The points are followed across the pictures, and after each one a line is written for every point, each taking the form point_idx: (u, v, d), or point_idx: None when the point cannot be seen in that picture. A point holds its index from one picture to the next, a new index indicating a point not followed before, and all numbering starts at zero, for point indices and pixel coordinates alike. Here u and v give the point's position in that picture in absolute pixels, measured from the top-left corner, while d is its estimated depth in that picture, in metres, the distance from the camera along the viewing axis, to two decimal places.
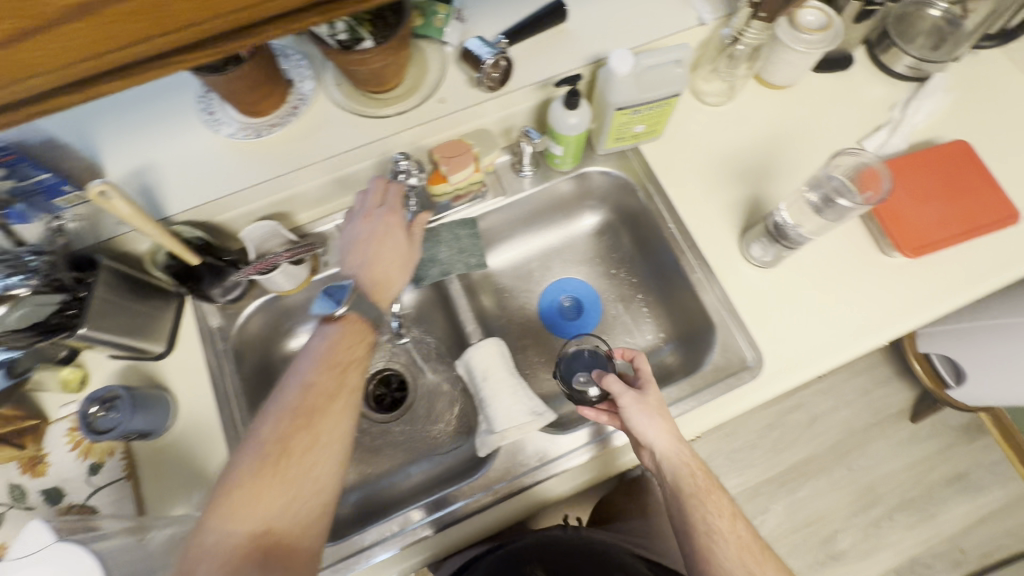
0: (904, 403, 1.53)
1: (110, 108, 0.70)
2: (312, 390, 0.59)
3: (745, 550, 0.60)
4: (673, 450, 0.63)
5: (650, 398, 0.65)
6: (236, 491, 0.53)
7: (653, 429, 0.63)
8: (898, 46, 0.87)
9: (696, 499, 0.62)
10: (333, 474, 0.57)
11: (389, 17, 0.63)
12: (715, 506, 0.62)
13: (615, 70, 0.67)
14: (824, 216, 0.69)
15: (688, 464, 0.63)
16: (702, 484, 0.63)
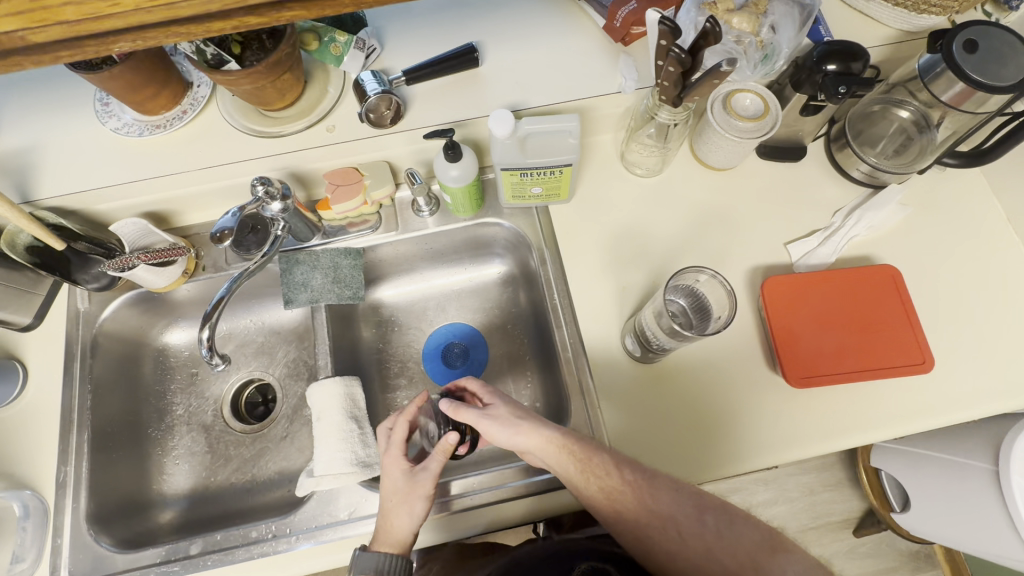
0: (849, 513, 1.42)
1: (17, 87, 0.72)
2: None
3: (632, 487, 0.60)
4: (537, 443, 0.64)
5: (500, 409, 0.67)
6: None
7: (519, 433, 0.64)
8: (853, 149, 0.78)
9: (581, 477, 0.61)
10: None
11: (265, 41, 0.62)
12: (600, 469, 0.61)
13: (494, 131, 0.63)
14: (674, 339, 0.65)
15: (557, 448, 0.62)
16: (583, 464, 0.61)
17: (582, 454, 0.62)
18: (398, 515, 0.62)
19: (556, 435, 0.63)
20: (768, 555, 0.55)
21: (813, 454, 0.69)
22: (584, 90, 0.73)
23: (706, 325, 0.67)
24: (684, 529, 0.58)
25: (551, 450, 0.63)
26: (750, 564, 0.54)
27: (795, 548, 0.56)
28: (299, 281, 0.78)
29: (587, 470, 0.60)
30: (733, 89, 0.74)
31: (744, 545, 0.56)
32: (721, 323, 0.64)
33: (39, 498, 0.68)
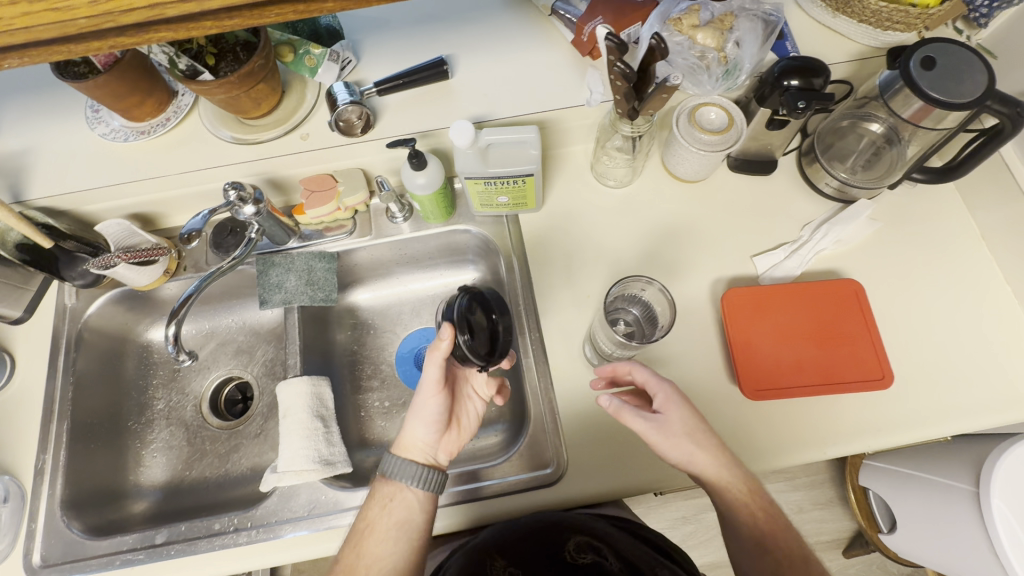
0: (839, 533, 1.39)
1: (18, 95, 0.77)
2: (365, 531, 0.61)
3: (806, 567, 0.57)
4: (723, 480, 0.58)
5: (676, 424, 0.59)
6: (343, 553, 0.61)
7: (695, 461, 0.58)
8: (822, 164, 0.79)
9: (751, 531, 0.58)
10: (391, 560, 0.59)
11: (240, 53, 0.65)
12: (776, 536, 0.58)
13: (455, 141, 0.65)
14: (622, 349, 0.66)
15: (750, 504, 0.58)
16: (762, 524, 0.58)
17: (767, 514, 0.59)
18: (414, 423, 0.66)
19: (750, 483, 0.59)
20: None
21: (771, 468, 0.69)
22: (552, 102, 0.75)
23: (655, 334, 0.69)
24: None
25: (738, 492, 0.58)
26: None
27: None
28: (274, 282, 0.80)
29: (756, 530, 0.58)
30: (698, 104, 0.75)
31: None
32: (663, 329, 0.66)
33: (17, 483, 0.72)
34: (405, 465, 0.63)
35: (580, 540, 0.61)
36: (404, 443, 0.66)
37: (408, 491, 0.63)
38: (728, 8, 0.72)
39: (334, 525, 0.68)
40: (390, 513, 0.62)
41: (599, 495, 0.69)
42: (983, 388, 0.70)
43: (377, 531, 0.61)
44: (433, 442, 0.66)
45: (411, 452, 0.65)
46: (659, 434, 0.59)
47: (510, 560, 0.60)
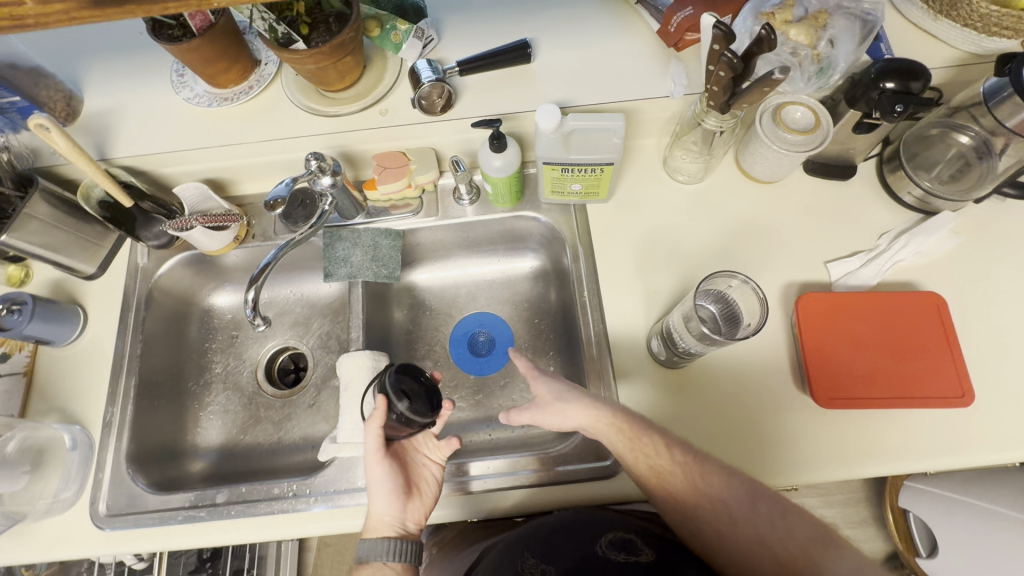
0: (872, 554, 1.36)
1: (107, 56, 0.79)
2: None
3: (685, 468, 0.60)
4: (586, 421, 0.63)
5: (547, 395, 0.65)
6: None
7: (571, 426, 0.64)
8: (906, 172, 0.76)
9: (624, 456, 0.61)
10: None
11: (332, 25, 0.66)
12: (646, 452, 0.61)
13: (540, 124, 0.64)
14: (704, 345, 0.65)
15: (612, 435, 0.62)
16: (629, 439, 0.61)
17: (630, 434, 0.61)
18: (375, 498, 0.64)
19: (605, 413, 0.63)
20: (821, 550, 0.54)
21: (835, 479, 0.67)
22: (634, 92, 0.74)
23: (736, 334, 0.67)
24: (737, 520, 0.58)
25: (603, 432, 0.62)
26: (801, 556, 0.54)
27: (847, 545, 0.55)
28: (340, 256, 0.81)
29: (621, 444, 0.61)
30: (783, 102, 0.73)
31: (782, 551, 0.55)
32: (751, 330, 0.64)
33: (86, 434, 0.74)
34: (368, 545, 0.61)
35: (615, 536, 0.61)
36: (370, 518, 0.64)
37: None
38: (824, 6, 0.71)
39: None
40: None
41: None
42: None
43: None
44: (394, 514, 0.63)
45: (374, 527, 0.63)
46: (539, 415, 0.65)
47: (541, 557, 0.61)
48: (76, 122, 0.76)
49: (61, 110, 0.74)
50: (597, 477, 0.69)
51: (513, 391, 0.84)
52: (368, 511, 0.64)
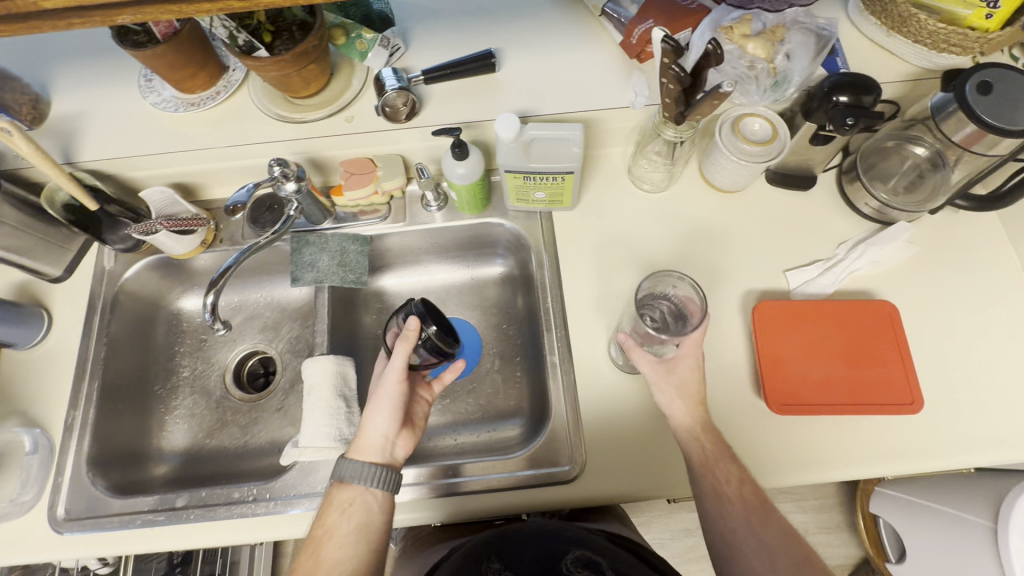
0: (844, 558, 1.36)
1: (75, 60, 0.80)
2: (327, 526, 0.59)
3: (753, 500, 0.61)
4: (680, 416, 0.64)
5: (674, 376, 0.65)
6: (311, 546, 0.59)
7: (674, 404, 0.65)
8: (862, 183, 0.78)
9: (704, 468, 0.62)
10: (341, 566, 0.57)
11: (296, 33, 0.67)
12: (724, 473, 0.61)
13: (499, 132, 0.65)
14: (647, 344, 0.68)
15: (699, 437, 0.63)
16: (699, 439, 0.63)
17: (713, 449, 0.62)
18: (371, 416, 0.65)
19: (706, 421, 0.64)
20: None
21: (788, 484, 0.68)
22: (596, 102, 0.75)
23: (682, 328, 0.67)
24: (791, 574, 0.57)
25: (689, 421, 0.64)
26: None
27: None
28: (307, 260, 0.81)
29: (687, 438, 0.64)
30: (743, 113, 0.75)
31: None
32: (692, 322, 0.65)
33: (47, 436, 0.73)
34: (354, 462, 0.61)
35: (580, 555, 0.63)
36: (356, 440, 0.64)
37: (372, 504, 0.61)
38: (781, 21, 0.71)
39: None
40: (352, 529, 0.59)
41: (629, 495, 0.69)
42: (1015, 422, 0.68)
43: (336, 534, 0.58)
44: (388, 435, 0.64)
45: (360, 445, 0.63)
46: (660, 374, 0.65)
47: (505, 563, 0.63)
48: (42, 125, 0.76)
49: (27, 113, 0.75)
50: (556, 482, 0.70)
51: (479, 396, 0.85)
52: (362, 428, 0.65)
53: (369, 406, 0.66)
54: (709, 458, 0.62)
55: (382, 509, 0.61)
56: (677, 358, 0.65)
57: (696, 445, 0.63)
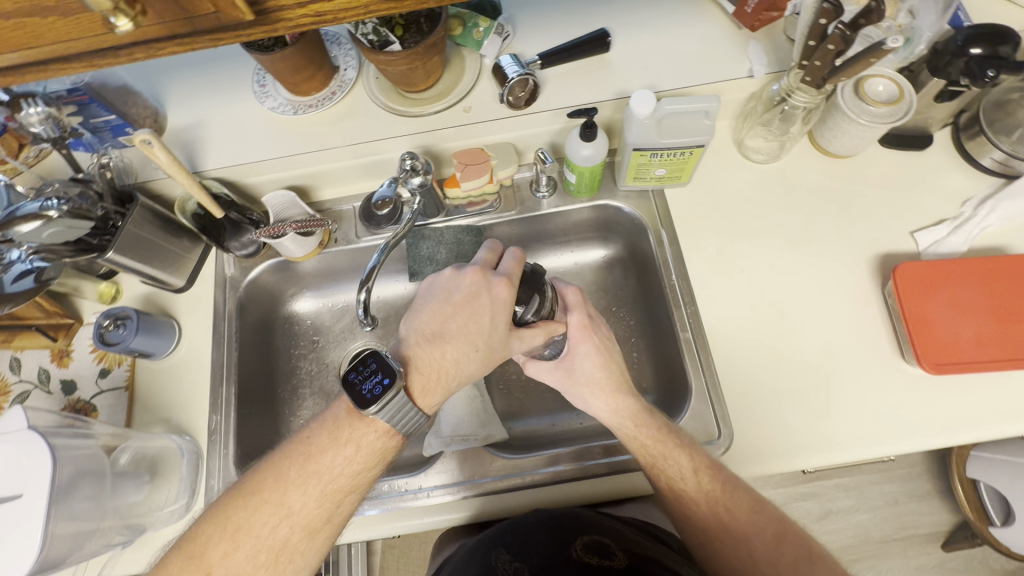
0: (939, 526, 1.31)
1: (188, 71, 0.81)
2: (309, 451, 0.55)
3: (710, 491, 0.61)
4: (615, 417, 0.67)
5: (580, 373, 0.69)
6: (284, 476, 0.54)
7: (592, 401, 0.69)
8: (987, 136, 0.75)
9: (652, 467, 0.64)
10: (323, 494, 0.54)
11: (423, 25, 0.67)
12: (673, 467, 0.62)
13: (635, 110, 0.66)
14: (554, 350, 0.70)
15: (635, 433, 0.66)
16: (638, 442, 0.65)
17: (654, 444, 0.64)
18: (449, 365, 0.60)
19: (637, 410, 0.67)
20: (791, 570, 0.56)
21: (940, 445, 0.67)
22: (713, 73, 0.74)
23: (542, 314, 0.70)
24: (757, 552, 0.58)
25: (627, 427, 0.66)
26: None
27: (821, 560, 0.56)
28: (425, 255, 0.84)
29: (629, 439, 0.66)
30: (866, 75, 0.73)
31: (779, 570, 0.56)
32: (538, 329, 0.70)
33: (195, 443, 0.75)
34: (418, 412, 0.57)
35: (588, 540, 0.62)
36: (440, 385, 0.59)
37: (391, 439, 0.57)
38: None
39: (508, 485, 0.71)
40: (354, 461, 0.56)
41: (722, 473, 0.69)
42: None
43: (325, 464, 0.55)
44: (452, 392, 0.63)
45: (436, 393, 0.59)
46: (564, 375, 0.70)
47: (515, 553, 0.63)
48: (163, 136, 0.77)
49: (150, 126, 0.76)
50: None
51: None
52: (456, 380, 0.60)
53: (454, 352, 0.60)
54: (656, 459, 0.63)
55: (398, 446, 0.58)
56: (570, 349, 0.69)
57: (637, 449, 0.65)
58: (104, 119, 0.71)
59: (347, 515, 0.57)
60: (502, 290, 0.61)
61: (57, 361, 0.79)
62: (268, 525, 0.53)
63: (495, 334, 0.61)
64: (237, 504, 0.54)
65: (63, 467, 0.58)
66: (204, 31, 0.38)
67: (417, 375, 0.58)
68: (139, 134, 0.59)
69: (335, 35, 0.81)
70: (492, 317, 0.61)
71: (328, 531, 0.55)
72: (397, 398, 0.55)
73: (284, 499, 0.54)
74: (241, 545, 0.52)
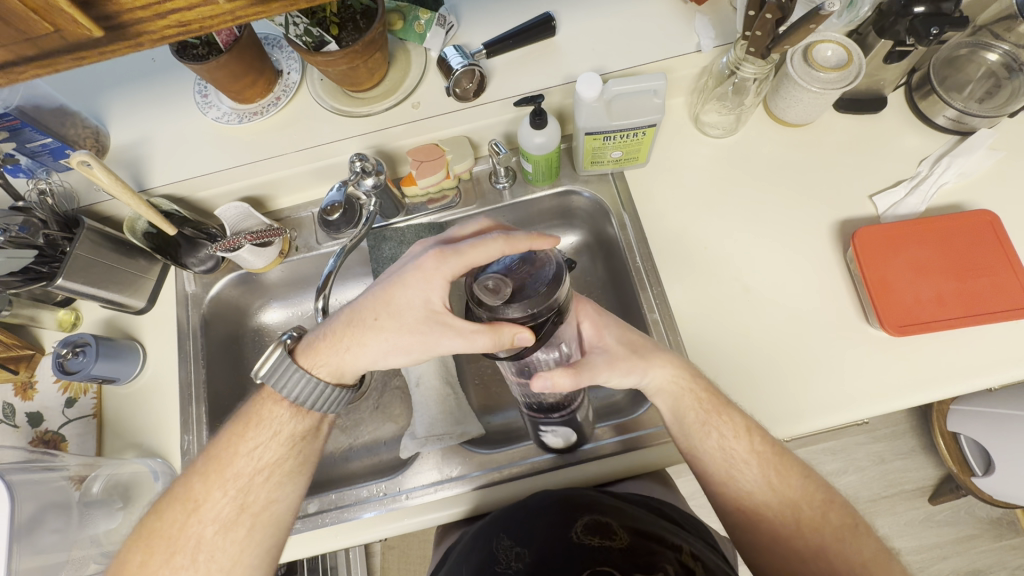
0: (924, 481, 1.34)
1: (126, 86, 0.78)
2: (218, 442, 0.56)
3: (762, 456, 0.59)
4: (663, 376, 0.61)
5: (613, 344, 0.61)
6: (192, 476, 0.55)
7: (645, 367, 0.61)
8: (939, 94, 0.75)
9: (701, 427, 0.61)
10: (230, 488, 0.54)
11: (360, 22, 0.66)
12: (726, 426, 0.60)
13: (582, 94, 0.65)
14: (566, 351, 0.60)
15: (693, 390, 0.61)
16: (692, 394, 0.61)
17: (711, 405, 0.61)
18: (355, 330, 0.55)
19: (680, 369, 0.62)
20: (836, 540, 0.56)
21: (911, 405, 0.68)
22: (659, 51, 0.73)
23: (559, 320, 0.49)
24: (803, 518, 0.57)
25: (674, 384, 0.61)
26: (819, 552, 0.55)
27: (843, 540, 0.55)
28: (387, 256, 0.81)
29: (667, 394, 0.61)
30: (813, 41, 0.72)
31: (824, 535, 0.56)
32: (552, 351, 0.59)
33: (168, 465, 0.73)
34: (306, 378, 0.57)
35: (589, 521, 0.58)
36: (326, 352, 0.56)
37: (294, 416, 0.58)
38: None
39: (486, 482, 0.71)
40: (264, 449, 0.56)
41: None
42: None
43: (231, 456, 0.55)
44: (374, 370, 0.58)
45: (325, 361, 0.57)
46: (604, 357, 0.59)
47: (515, 538, 0.59)
48: (106, 157, 0.75)
49: (91, 146, 0.73)
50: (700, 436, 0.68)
51: None
52: (343, 348, 0.56)
53: (359, 317, 0.55)
54: (709, 416, 0.60)
55: (303, 425, 0.58)
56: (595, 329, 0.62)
57: (687, 406, 0.61)
58: (41, 142, 0.69)
59: (267, 504, 0.55)
60: (429, 261, 0.52)
61: (21, 394, 0.77)
62: (174, 530, 0.53)
63: (412, 311, 0.53)
64: (156, 511, 0.54)
65: (24, 505, 0.57)
66: (59, 51, 0.34)
67: (318, 335, 0.58)
68: (74, 155, 0.56)
69: (275, 38, 0.79)
70: (419, 293, 0.53)
71: (246, 522, 0.54)
72: (287, 367, 0.56)
73: (194, 496, 0.54)
74: (159, 549, 0.52)
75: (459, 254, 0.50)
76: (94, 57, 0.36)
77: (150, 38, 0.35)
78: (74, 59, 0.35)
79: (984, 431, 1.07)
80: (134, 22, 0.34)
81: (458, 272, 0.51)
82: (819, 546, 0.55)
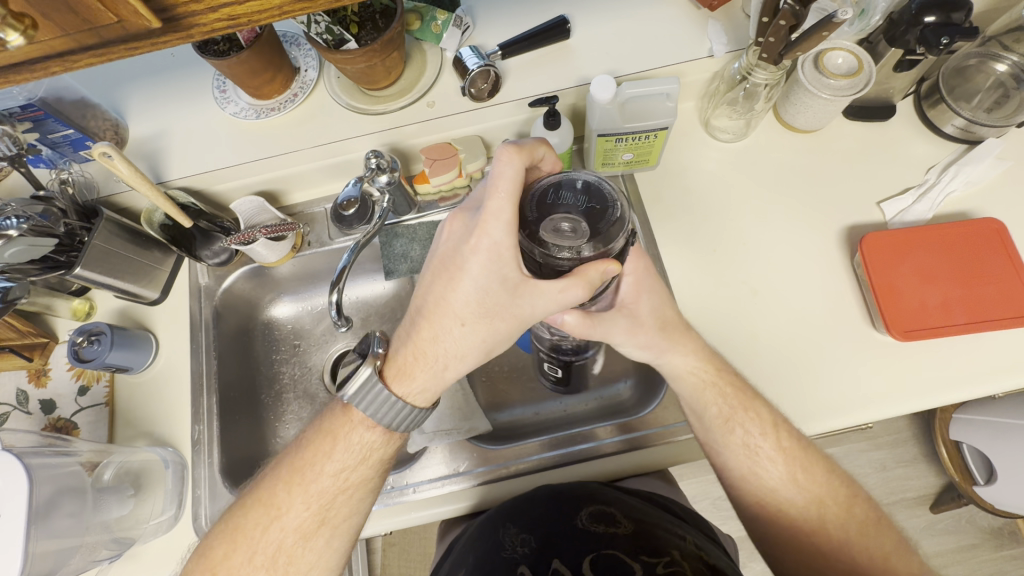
0: (925, 489, 1.34)
1: (145, 80, 0.79)
2: (305, 445, 0.56)
3: (787, 454, 0.59)
4: (688, 363, 0.62)
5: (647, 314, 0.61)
6: (279, 478, 0.54)
7: (667, 350, 0.62)
8: (947, 103, 0.76)
9: (720, 426, 0.61)
10: (313, 497, 0.53)
11: (378, 21, 0.67)
12: (751, 421, 0.60)
13: (596, 96, 0.66)
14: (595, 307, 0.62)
15: (712, 385, 0.62)
16: (716, 388, 0.62)
17: (739, 399, 0.61)
18: (447, 342, 0.52)
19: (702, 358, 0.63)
20: (858, 535, 0.56)
21: (914, 410, 0.69)
22: (672, 56, 0.74)
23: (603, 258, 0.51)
24: (828, 516, 0.57)
25: (698, 372, 0.62)
26: (838, 546, 0.56)
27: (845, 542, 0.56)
28: (399, 253, 0.86)
29: (696, 384, 0.62)
30: (825, 48, 0.73)
31: (848, 533, 0.57)
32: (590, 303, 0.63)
33: (178, 454, 0.75)
34: (394, 403, 0.54)
35: (593, 510, 0.60)
36: (419, 373, 0.54)
37: (383, 440, 0.56)
38: None
39: (492, 478, 0.71)
40: (350, 464, 0.55)
41: (695, 452, 0.71)
42: None
43: (317, 466, 0.54)
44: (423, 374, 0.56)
45: (420, 382, 0.54)
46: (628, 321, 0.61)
47: (521, 526, 0.60)
48: (125, 149, 0.76)
49: (111, 138, 0.74)
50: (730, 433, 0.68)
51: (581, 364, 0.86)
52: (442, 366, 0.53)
53: (440, 325, 0.51)
54: (734, 413, 0.61)
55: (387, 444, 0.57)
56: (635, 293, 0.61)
57: (709, 401, 0.62)
58: (63, 133, 0.70)
59: (348, 517, 0.55)
60: (478, 239, 0.47)
61: (34, 381, 0.78)
62: (254, 533, 0.53)
63: (488, 297, 0.49)
64: (241, 506, 0.54)
65: (41, 487, 0.58)
66: (117, 39, 0.38)
67: (399, 355, 0.55)
68: (97, 147, 0.58)
69: (293, 36, 0.81)
70: (486, 274, 0.48)
71: (328, 532, 0.54)
72: (380, 392, 0.54)
73: (278, 499, 0.53)
74: (240, 548, 0.52)
75: (501, 212, 0.46)
76: (145, 46, 0.39)
77: (200, 28, 0.38)
78: (126, 47, 0.38)
79: (986, 440, 1.08)
80: (188, 14, 0.37)
81: (505, 226, 0.46)
82: (843, 542, 0.56)
